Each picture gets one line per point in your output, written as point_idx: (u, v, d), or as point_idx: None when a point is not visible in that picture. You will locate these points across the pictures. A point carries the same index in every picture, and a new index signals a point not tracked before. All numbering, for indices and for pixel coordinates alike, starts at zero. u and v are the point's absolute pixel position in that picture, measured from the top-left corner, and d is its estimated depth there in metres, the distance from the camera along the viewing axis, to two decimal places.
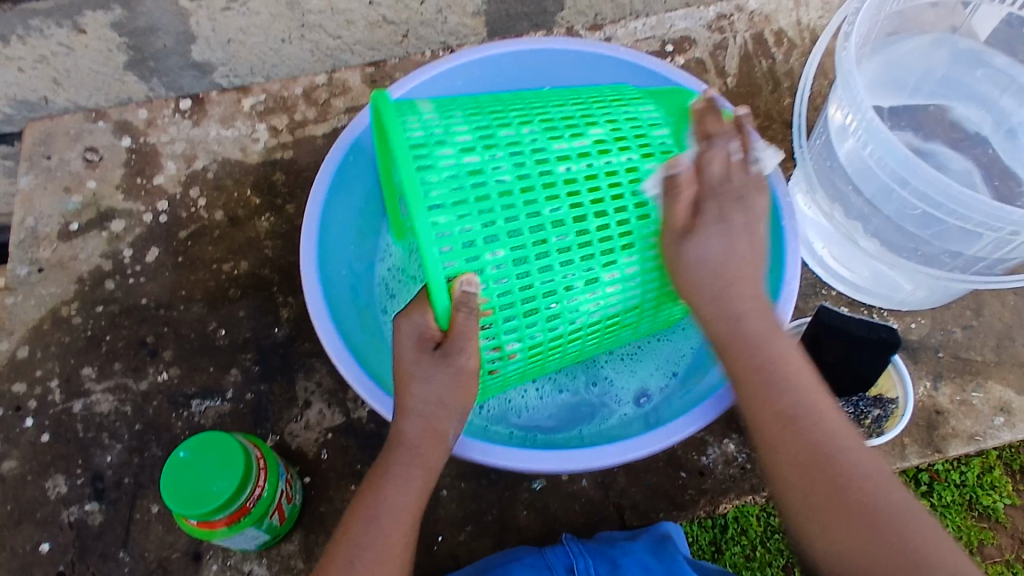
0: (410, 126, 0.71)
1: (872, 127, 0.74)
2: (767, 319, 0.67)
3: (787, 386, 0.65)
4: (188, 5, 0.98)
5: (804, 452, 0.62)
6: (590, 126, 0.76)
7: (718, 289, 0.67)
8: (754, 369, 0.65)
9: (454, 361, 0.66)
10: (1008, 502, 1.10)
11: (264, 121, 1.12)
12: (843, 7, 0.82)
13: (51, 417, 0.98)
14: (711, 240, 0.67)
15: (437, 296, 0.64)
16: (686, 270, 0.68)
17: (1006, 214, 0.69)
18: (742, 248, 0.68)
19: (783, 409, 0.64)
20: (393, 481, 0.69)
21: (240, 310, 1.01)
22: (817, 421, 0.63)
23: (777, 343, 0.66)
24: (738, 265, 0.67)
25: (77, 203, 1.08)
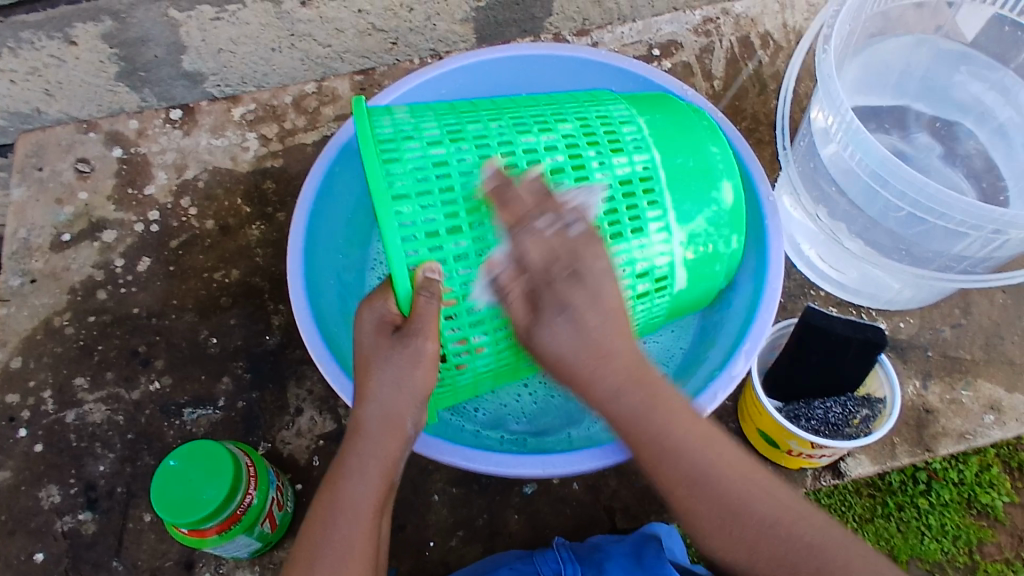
0: (380, 122, 0.74)
1: (853, 129, 0.75)
2: (644, 390, 0.64)
3: (669, 456, 0.63)
4: (178, 16, 0.99)
5: (715, 509, 0.62)
6: (558, 122, 0.77)
7: (585, 373, 0.64)
8: (653, 443, 0.63)
9: (410, 342, 0.66)
10: (1007, 500, 1.06)
11: (254, 130, 1.13)
12: (822, 12, 0.83)
13: (44, 427, 0.98)
14: (561, 323, 0.63)
15: (399, 284, 0.66)
16: (547, 359, 0.65)
17: (988, 213, 0.70)
18: (595, 319, 0.64)
19: (680, 475, 0.62)
20: (350, 477, 0.67)
21: (231, 318, 1.01)
22: (710, 478, 0.62)
23: (664, 411, 0.64)
24: (600, 339, 0.63)
25: (69, 214, 1.09)
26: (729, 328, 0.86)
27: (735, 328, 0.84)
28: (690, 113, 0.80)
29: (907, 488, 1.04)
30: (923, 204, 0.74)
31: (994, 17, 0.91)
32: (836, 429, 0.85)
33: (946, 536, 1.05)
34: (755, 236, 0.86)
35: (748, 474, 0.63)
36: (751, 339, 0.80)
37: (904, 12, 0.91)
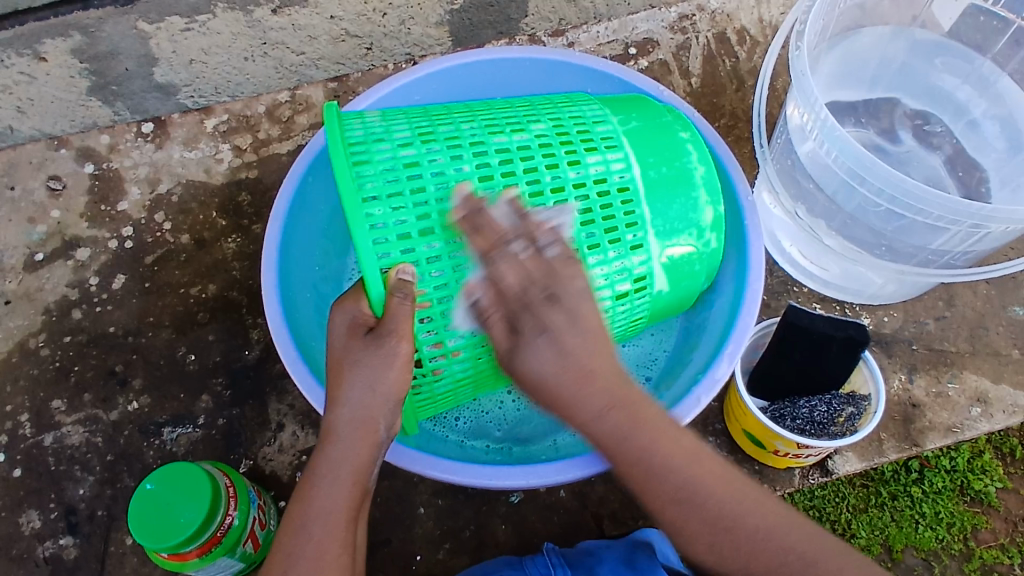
0: (350, 126, 0.72)
1: (828, 127, 0.74)
2: (625, 412, 0.60)
3: (654, 469, 0.59)
4: (147, 28, 0.97)
5: (707, 528, 0.59)
6: (530, 121, 0.76)
7: (567, 397, 0.60)
8: (637, 472, 0.60)
9: (385, 342, 0.64)
10: (1000, 485, 1.05)
11: (228, 141, 1.11)
12: (794, 8, 0.82)
13: (22, 452, 0.96)
14: (537, 343, 0.60)
15: (372, 286, 0.66)
16: (531, 384, 0.61)
17: (965, 207, 0.69)
18: (576, 341, 0.61)
19: (673, 490, 0.59)
20: (324, 484, 0.65)
21: (209, 334, 1.00)
22: (700, 488, 0.60)
23: (650, 430, 0.60)
24: (581, 360, 0.60)
25: (41, 233, 1.07)
26: (712, 329, 0.85)
27: (719, 328, 0.84)
28: (662, 111, 0.79)
29: (900, 477, 1.04)
30: (901, 200, 0.73)
31: (970, 7, 0.91)
32: (822, 428, 0.85)
33: (940, 524, 1.03)
34: (734, 236, 0.85)
35: (738, 485, 0.61)
36: (733, 338, 0.79)
37: (879, 3, 0.91)
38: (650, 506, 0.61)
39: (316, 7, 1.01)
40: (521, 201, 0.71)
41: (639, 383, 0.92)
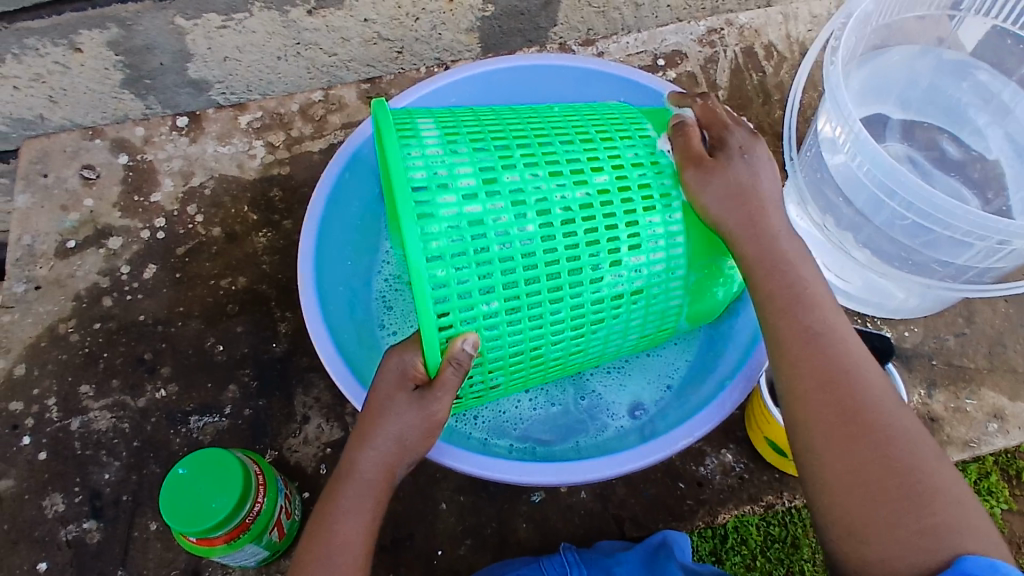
0: (412, 164, 0.69)
1: (860, 139, 0.75)
2: (793, 249, 0.71)
3: (812, 305, 0.68)
4: (185, 23, 0.99)
5: (821, 373, 0.64)
6: (591, 164, 0.74)
7: (759, 210, 0.71)
8: (786, 297, 0.68)
9: (429, 407, 0.67)
10: (1005, 507, 1.07)
11: (260, 138, 1.13)
12: (829, 22, 0.84)
13: (48, 435, 0.97)
14: (734, 164, 0.73)
15: (430, 352, 0.66)
16: (700, 209, 0.73)
17: (993, 223, 0.70)
18: (768, 175, 0.74)
19: (807, 327, 0.66)
20: (347, 516, 0.67)
21: (237, 325, 1.01)
22: (838, 341, 0.66)
23: (806, 266, 0.70)
24: (763, 187, 0.73)
25: (74, 221, 1.09)
26: (738, 340, 0.87)
27: (745, 340, 0.86)
28: None
29: None
30: (931, 214, 0.75)
31: (994, 29, 0.92)
32: None
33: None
34: None
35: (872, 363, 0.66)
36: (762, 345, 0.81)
37: (905, 23, 0.91)
38: (780, 340, 0.67)
39: (351, 10, 1.03)
40: (579, 262, 0.72)
41: (661, 390, 0.93)
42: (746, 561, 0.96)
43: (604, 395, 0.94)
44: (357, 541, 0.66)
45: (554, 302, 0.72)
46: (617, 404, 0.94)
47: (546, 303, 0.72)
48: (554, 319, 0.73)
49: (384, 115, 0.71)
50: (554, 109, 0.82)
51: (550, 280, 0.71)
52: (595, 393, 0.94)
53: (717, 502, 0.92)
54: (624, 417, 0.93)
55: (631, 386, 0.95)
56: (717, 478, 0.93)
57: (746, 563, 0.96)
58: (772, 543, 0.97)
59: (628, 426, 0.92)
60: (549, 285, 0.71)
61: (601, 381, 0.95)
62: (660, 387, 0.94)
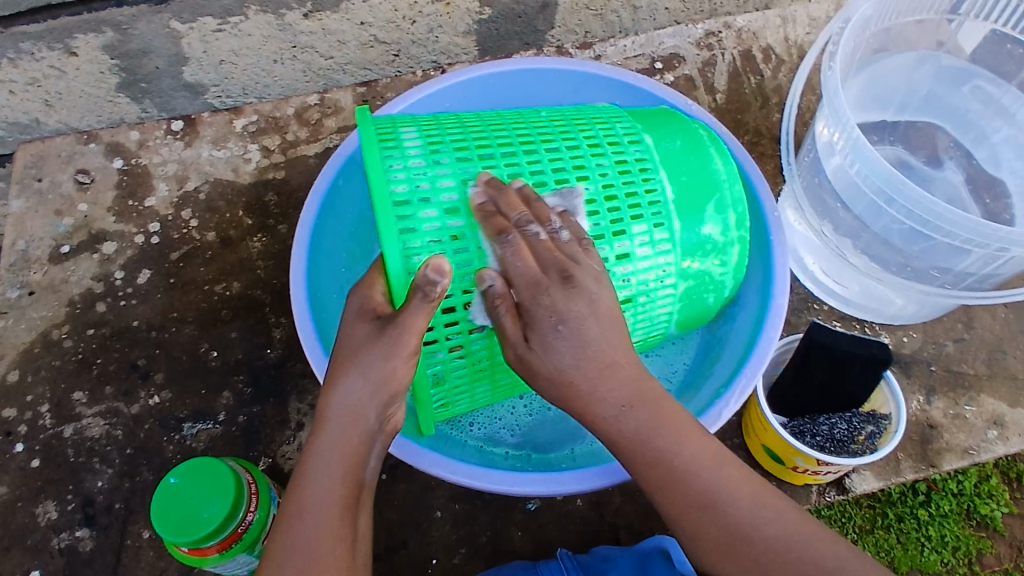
0: (393, 178, 0.68)
1: (858, 146, 0.75)
2: (647, 407, 0.64)
3: (685, 473, 0.63)
4: (180, 27, 0.98)
5: (720, 535, 0.62)
6: (575, 172, 0.74)
7: (586, 396, 0.64)
8: (663, 476, 0.63)
9: (387, 330, 0.63)
10: (1006, 510, 1.06)
11: (256, 142, 1.12)
12: (827, 27, 0.83)
13: (41, 442, 0.97)
14: (556, 335, 0.62)
15: (391, 261, 0.66)
16: (547, 380, 0.64)
17: (992, 231, 0.69)
18: (598, 330, 0.63)
19: (690, 493, 0.63)
20: (314, 472, 0.62)
21: (232, 331, 1.01)
22: (721, 490, 0.63)
23: (665, 434, 0.64)
24: (604, 353, 0.63)
25: (68, 226, 1.08)
26: (734, 344, 0.86)
27: (742, 343, 0.85)
28: (710, 160, 0.76)
29: (907, 499, 1.04)
30: (929, 221, 0.74)
31: (992, 33, 0.91)
32: (841, 446, 0.86)
33: (946, 547, 1.04)
34: (759, 259, 0.86)
35: (760, 494, 0.64)
36: (758, 353, 0.80)
37: (904, 28, 0.91)
38: (669, 510, 0.64)
39: (346, 13, 1.03)
40: None
41: None
42: None
43: None
44: (326, 498, 0.62)
45: None
46: None
47: None
48: None
49: (365, 123, 0.71)
50: (540, 112, 0.81)
51: None
52: None
53: None
54: None
55: None
56: None
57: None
58: None
59: None
60: None
61: None
62: None
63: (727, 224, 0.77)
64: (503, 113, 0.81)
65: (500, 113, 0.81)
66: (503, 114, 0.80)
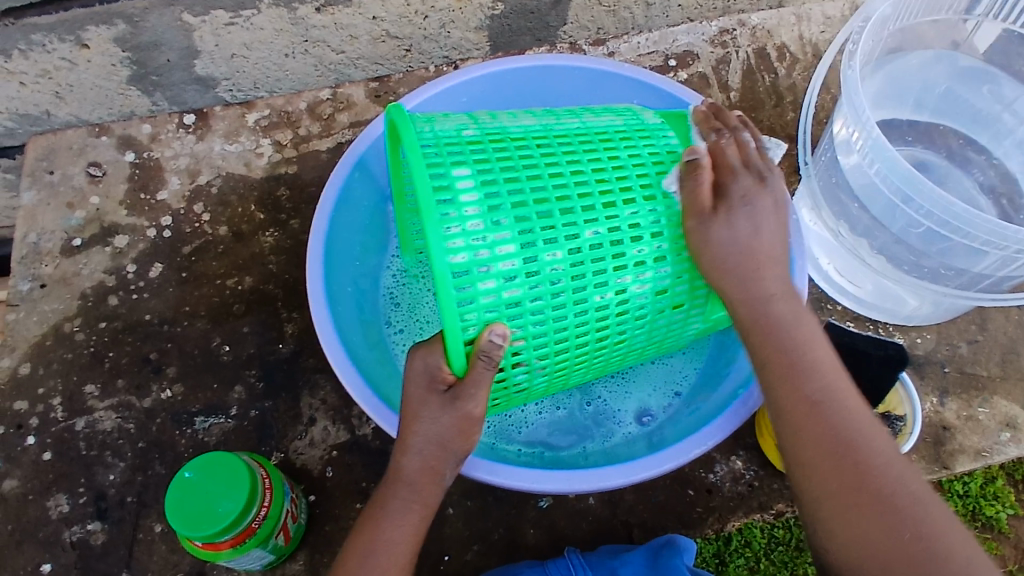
0: (453, 246, 0.64)
1: (877, 145, 0.74)
2: (794, 308, 0.68)
3: (809, 369, 0.65)
4: (192, 21, 0.98)
5: (827, 437, 0.62)
6: (628, 216, 0.70)
7: (732, 273, 0.68)
8: (773, 350, 0.66)
9: (462, 407, 0.66)
10: (1012, 512, 1.05)
11: (268, 136, 1.12)
12: (849, 25, 0.82)
13: (53, 435, 0.97)
14: (731, 216, 0.69)
15: (453, 355, 0.64)
16: (706, 260, 0.69)
17: (1011, 232, 0.69)
18: (770, 227, 0.70)
19: (809, 394, 0.64)
20: (391, 515, 0.67)
21: (244, 326, 1.01)
22: (841, 405, 0.63)
23: (812, 336, 0.67)
24: (766, 248, 0.69)
25: (79, 219, 1.08)
26: None
27: None
28: None
29: None
30: (947, 222, 0.73)
31: (1007, 32, 0.90)
32: None
33: None
34: None
35: (875, 421, 0.63)
36: None
37: (921, 28, 0.90)
38: (784, 405, 0.65)
39: (360, 7, 1.02)
40: (608, 324, 0.73)
41: (669, 397, 0.93)
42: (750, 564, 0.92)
43: (610, 401, 0.93)
44: (400, 542, 0.67)
45: (579, 355, 0.74)
46: (624, 411, 0.93)
47: (572, 358, 0.74)
48: (577, 367, 0.76)
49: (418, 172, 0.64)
50: (591, 133, 0.76)
51: (578, 341, 0.72)
52: (601, 399, 0.93)
53: (727, 509, 0.91)
54: (632, 424, 0.92)
55: (637, 393, 0.94)
56: (727, 486, 0.92)
57: (750, 565, 0.91)
58: (777, 547, 0.92)
59: (636, 433, 0.91)
60: (576, 344, 0.73)
61: (606, 387, 0.94)
62: (668, 394, 0.93)
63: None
64: (552, 133, 0.75)
65: (549, 133, 0.75)
66: (551, 136, 0.75)
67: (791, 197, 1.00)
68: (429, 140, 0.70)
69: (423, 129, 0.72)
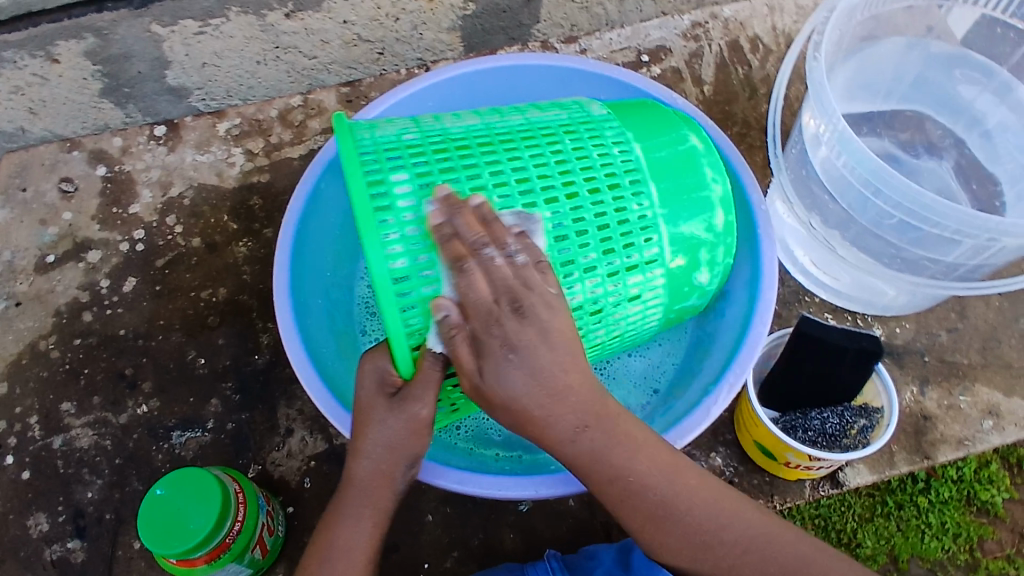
0: (392, 252, 0.64)
1: (844, 138, 0.73)
2: (601, 430, 0.63)
3: (644, 484, 0.63)
4: (161, 31, 0.97)
5: (686, 542, 0.64)
6: (572, 209, 0.71)
7: (539, 415, 0.61)
8: (622, 491, 0.63)
9: (408, 409, 0.65)
10: (1007, 496, 1.05)
11: (239, 145, 1.11)
12: (813, 16, 0.81)
13: (31, 454, 0.96)
14: (506, 362, 0.59)
15: (401, 355, 0.64)
16: (501, 406, 0.61)
17: (981, 221, 0.68)
18: (552, 359, 0.60)
19: (647, 508, 0.63)
20: (347, 522, 0.68)
21: (219, 338, 1.00)
22: (682, 506, 0.64)
23: (625, 446, 0.63)
24: (557, 378, 0.61)
25: (53, 235, 1.07)
26: (724, 339, 0.85)
27: (729, 340, 0.84)
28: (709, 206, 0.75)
29: (906, 486, 1.04)
30: (918, 213, 0.73)
31: (983, 17, 0.90)
32: (834, 441, 0.84)
33: (947, 534, 1.04)
34: (747, 248, 0.84)
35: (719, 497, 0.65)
36: (747, 350, 0.79)
37: (894, 14, 0.89)
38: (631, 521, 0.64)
39: (329, 12, 1.01)
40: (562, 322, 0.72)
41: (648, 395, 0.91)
42: None
43: None
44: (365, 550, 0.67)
45: None
46: None
47: None
48: (535, 366, 0.75)
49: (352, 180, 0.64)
50: (534, 129, 0.75)
51: None
52: None
53: None
54: None
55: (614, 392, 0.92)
56: None
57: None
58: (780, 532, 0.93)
59: None
60: None
61: None
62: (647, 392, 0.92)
63: (714, 261, 0.77)
64: (495, 131, 0.75)
65: (491, 132, 0.74)
66: (495, 135, 0.74)
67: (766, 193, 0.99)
68: (368, 148, 0.70)
69: (362, 137, 0.71)
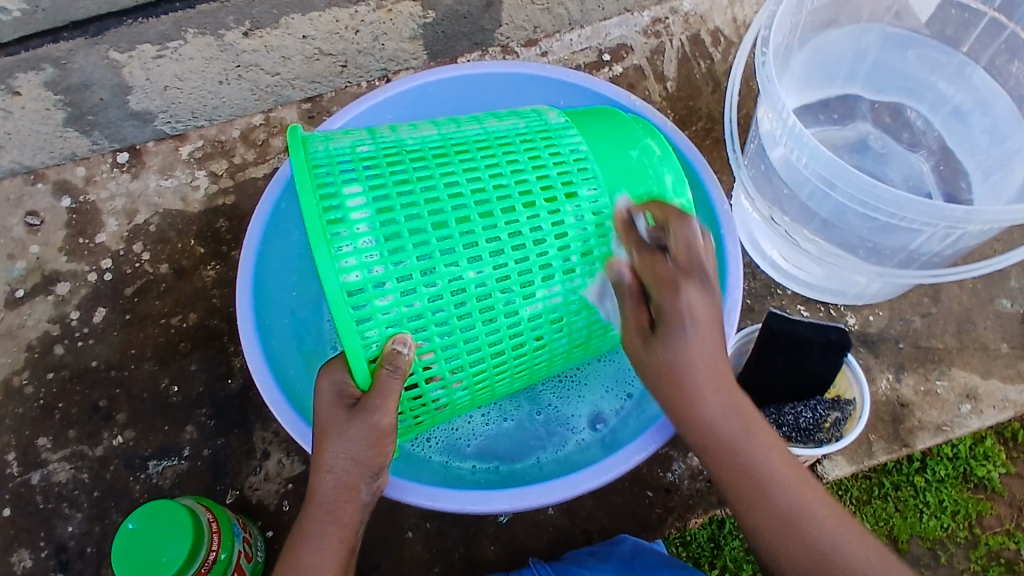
0: (345, 265, 0.63)
1: (796, 134, 0.73)
2: (743, 419, 0.62)
3: (753, 467, 0.62)
4: (119, 57, 0.96)
5: (806, 561, 0.60)
6: (529, 219, 0.69)
7: (690, 395, 0.62)
8: (715, 444, 0.62)
9: (369, 418, 0.64)
10: (1003, 471, 1.00)
11: (203, 168, 1.11)
12: (761, 11, 0.80)
13: (10, 491, 0.96)
14: (683, 332, 0.61)
15: (356, 367, 0.64)
16: (660, 372, 0.63)
17: (937, 210, 0.68)
18: (707, 341, 0.62)
19: (778, 512, 0.61)
20: (312, 541, 0.66)
21: (191, 363, 1.00)
22: (807, 515, 0.61)
23: (761, 446, 0.62)
24: (707, 359, 0.62)
25: (21, 269, 1.06)
26: None
27: None
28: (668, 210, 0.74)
29: (902, 467, 0.98)
30: (874, 205, 0.72)
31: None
32: (808, 435, 0.84)
33: (945, 512, 0.99)
34: (712, 248, 0.84)
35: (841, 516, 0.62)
36: None
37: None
38: (756, 524, 0.62)
39: (287, 28, 1.00)
40: (521, 331, 0.72)
41: (621, 400, 0.91)
42: (745, 546, 0.93)
43: (561, 407, 0.91)
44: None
45: (498, 364, 0.73)
46: (577, 417, 0.91)
47: (491, 365, 0.73)
48: (499, 375, 0.75)
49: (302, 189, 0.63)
50: (491, 140, 0.74)
51: (493, 353, 0.72)
52: (551, 406, 0.91)
53: (686, 507, 0.90)
54: (585, 430, 0.90)
55: (589, 397, 0.92)
56: (686, 484, 0.91)
57: (746, 547, 0.93)
58: None
59: (589, 439, 0.90)
60: (492, 353, 0.71)
61: (554, 394, 0.92)
62: (620, 397, 0.91)
63: None
64: (450, 142, 0.73)
65: (447, 143, 0.73)
66: (451, 146, 0.73)
67: (731, 197, 0.99)
68: (322, 159, 0.69)
69: (316, 148, 0.70)
